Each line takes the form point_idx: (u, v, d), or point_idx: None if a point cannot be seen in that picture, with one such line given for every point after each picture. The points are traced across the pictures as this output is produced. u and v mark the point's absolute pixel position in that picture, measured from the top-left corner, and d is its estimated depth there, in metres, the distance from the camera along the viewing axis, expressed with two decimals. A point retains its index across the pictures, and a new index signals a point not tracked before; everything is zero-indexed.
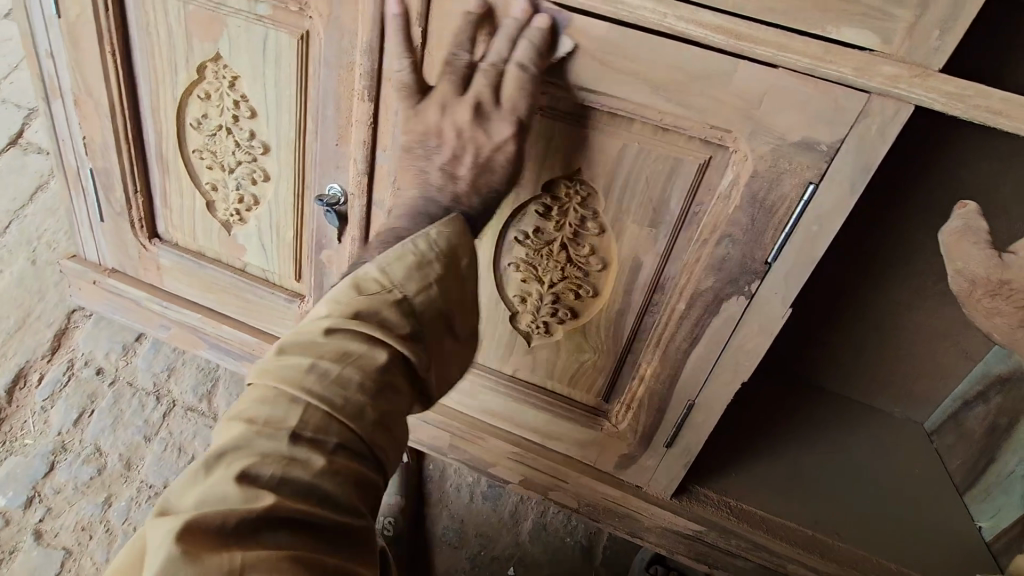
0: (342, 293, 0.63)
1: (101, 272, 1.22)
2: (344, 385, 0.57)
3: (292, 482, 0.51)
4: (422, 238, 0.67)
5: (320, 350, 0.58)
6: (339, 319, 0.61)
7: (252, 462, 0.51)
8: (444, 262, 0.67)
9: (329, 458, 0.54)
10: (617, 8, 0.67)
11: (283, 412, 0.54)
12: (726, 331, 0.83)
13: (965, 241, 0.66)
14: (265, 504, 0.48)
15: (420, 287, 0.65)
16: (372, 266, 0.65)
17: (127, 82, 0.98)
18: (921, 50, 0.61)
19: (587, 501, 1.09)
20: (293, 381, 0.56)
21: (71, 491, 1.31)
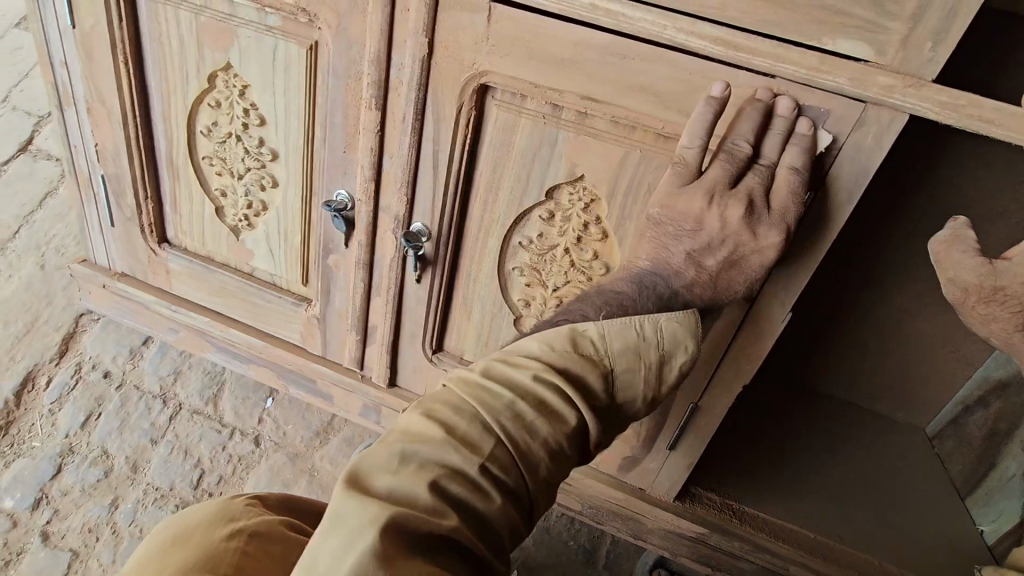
0: (559, 338, 0.62)
1: (110, 276, 1.24)
2: (533, 435, 0.56)
3: (471, 509, 0.51)
4: (650, 322, 0.66)
5: (523, 391, 0.57)
6: (544, 363, 0.60)
7: (444, 472, 0.51)
8: (666, 351, 0.66)
9: (503, 501, 0.53)
10: (619, 20, 0.69)
11: (478, 436, 0.54)
12: (727, 335, 0.85)
13: (954, 250, 0.68)
14: (450, 523, 0.49)
15: (629, 364, 0.64)
16: (594, 325, 0.65)
17: (139, 90, 1.00)
18: (915, 61, 0.63)
19: (590, 503, 1.10)
20: (491, 412, 0.55)
21: (78, 494, 1.32)
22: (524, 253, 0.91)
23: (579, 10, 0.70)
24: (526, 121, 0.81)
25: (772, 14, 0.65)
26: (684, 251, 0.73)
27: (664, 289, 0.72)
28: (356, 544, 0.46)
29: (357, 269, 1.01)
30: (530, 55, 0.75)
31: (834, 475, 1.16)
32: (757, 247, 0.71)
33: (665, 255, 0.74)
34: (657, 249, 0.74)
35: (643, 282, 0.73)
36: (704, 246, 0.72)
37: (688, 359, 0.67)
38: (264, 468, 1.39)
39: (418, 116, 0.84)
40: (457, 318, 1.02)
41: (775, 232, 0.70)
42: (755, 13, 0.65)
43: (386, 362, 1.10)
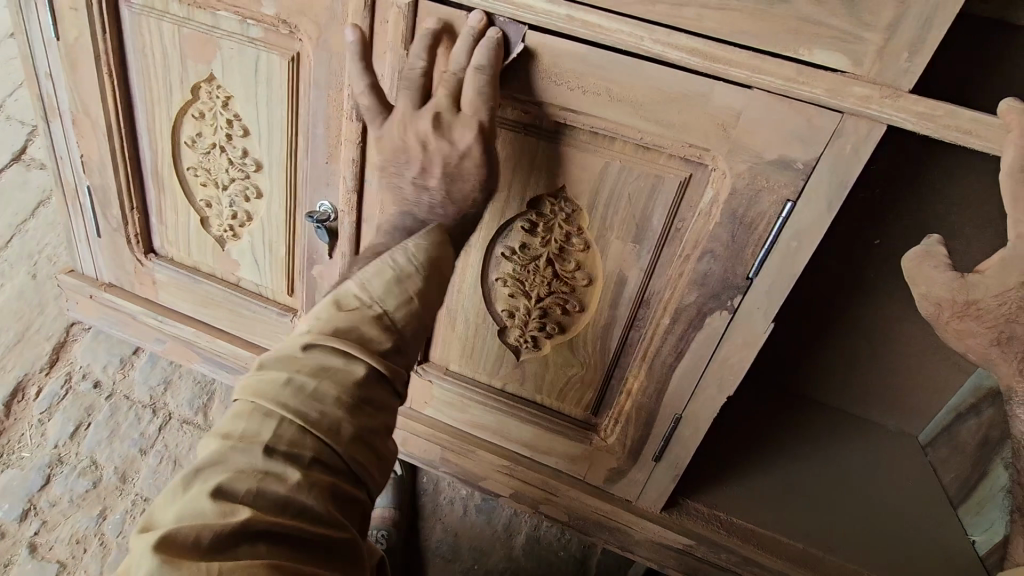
0: (323, 309, 0.69)
1: (98, 286, 1.24)
2: (320, 401, 0.63)
3: (269, 496, 0.56)
4: (400, 251, 0.72)
5: (298, 364, 0.64)
6: (319, 338, 0.66)
7: (227, 477, 0.56)
8: (420, 282, 0.72)
9: (305, 472, 0.58)
10: (596, 31, 0.69)
11: (258, 426, 0.60)
12: (710, 346, 0.84)
13: (926, 265, 0.67)
14: (240, 519, 0.53)
15: (398, 303, 0.71)
16: (353, 282, 0.71)
17: (124, 102, 1.00)
18: (890, 71, 0.62)
19: (577, 514, 1.09)
20: (270, 398, 0.62)
21: (66, 504, 1.31)
22: (508, 264, 0.90)
23: (556, 21, 0.70)
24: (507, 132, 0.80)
25: (748, 25, 0.64)
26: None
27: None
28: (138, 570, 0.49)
29: (342, 280, 1.01)
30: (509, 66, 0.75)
31: (825, 485, 1.15)
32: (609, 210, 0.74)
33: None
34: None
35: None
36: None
37: (445, 267, 0.74)
38: None
39: None
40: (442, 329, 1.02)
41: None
42: (731, 23, 0.65)
43: None
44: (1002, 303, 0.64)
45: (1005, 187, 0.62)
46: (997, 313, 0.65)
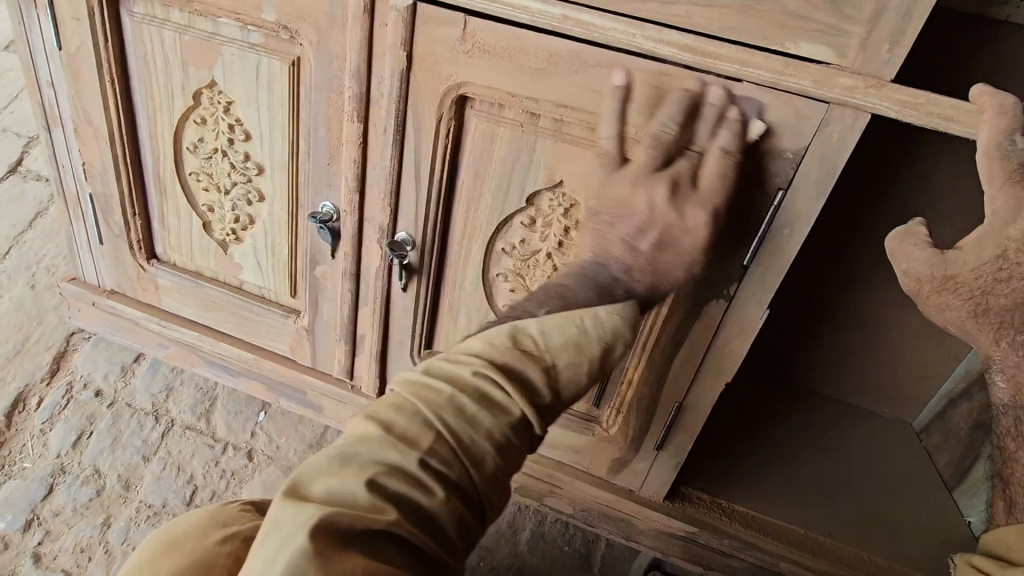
0: (499, 337, 0.62)
1: (100, 294, 1.25)
2: (473, 428, 0.55)
3: (414, 506, 0.51)
4: (592, 316, 0.65)
5: (464, 385, 0.57)
6: (486, 359, 0.60)
7: (382, 470, 0.51)
8: (609, 341, 0.65)
9: (447, 494, 0.52)
10: (590, 29, 0.71)
11: (417, 432, 0.54)
12: (708, 334, 0.86)
13: (907, 243, 0.70)
14: (388, 518, 0.48)
15: (571, 358, 0.62)
16: (535, 321, 0.64)
17: (126, 109, 1.02)
18: (873, 61, 0.65)
19: (582, 505, 1.10)
20: (433, 407, 0.55)
21: (70, 513, 1.32)
22: (508, 259, 0.92)
23: (551, 21, 0.72)
24: (505, 129, 0.82)
25: (735, 21, 0.67)
26: (619, 237, 0.71)
27: (607, 275, 0.71)
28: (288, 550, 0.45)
29: (345, 280, 1.02)
30: (507, 66, 0.77)
31: (823, 472, 1.17)
32: (688, 231, 0.69)
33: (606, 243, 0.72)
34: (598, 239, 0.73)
35: (581, 272, 0.72)
36: (638, 229, 0.69)
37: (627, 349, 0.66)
38: (258, 481, 1.39)
39: (399, 127, 0.86)
40: (444, 327, 1.04)
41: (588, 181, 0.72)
42: (719, 19, 0.67)
43: (374, 370, 1.11)
44: (978, 276, 0.65)
45: (982, 164, 0.64)
46: (973, 285, 0.65)
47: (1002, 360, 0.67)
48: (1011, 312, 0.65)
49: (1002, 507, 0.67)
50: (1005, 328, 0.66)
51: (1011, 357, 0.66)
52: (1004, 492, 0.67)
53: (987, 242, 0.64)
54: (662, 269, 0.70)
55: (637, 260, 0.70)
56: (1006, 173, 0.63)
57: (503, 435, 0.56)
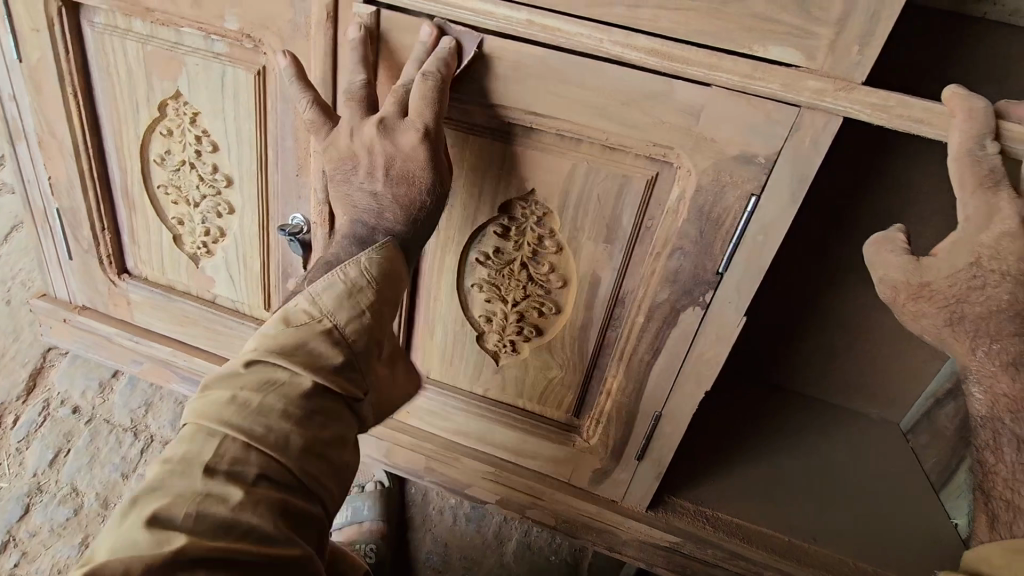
0: (266, 337, 0.66)
1: (71, 309, 1.22)
2: (266, 416, 0.61)
3: (205, 517, 0.55)
4: (356, 266, 0.71)
5: (243, 381, 0.63)
6: (273, 351, 0.65)
7: (163, 505, 0.55)
8: (377, 288, 0.72)
9: (247, 490, 0.58)
10: (556, 35, 0.70)
11: (200, 445, 0.59)
12: (685, 342, 0.85)
13: (883, 249, 0.69)
14: (175, 546, 0.52)
15: (349, 317, 0.69)
16: (303, 296, 0.70)
17: (91, 122, 1.00)
18: (843, 64, 0.64)
19: (564, 517, 1.09)
20: (220, 417, 0.60)
21: (47, 534, 1.29)
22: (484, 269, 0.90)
23: (517, 26, 0.71)
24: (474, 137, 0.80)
25: (703, 24, 0.65)
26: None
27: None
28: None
29: None
30: (473, 74, 0.75)
31: (810, 477, 1.15)
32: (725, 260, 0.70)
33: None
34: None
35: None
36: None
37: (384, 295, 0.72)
38: None
39: None
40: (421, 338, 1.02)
41: None
42: (686, 22, 0.66)
43: None
44: (953, 283, 0.66)
45: (954, 171, 0.63)
46: (947, 294, 0.66)
47: (978, 369, 0.69)
48: (986, 321, 0.66)
49: (985, 521, 0.69)
50: (981, 337, 0.68)
51: (987, 367, 0.69)
52: (987, 504, 0.70)
53: (959, 251, 0.65)
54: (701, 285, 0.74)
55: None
56: (976, 178, 0.62)
57: (315, 405, 0.64)
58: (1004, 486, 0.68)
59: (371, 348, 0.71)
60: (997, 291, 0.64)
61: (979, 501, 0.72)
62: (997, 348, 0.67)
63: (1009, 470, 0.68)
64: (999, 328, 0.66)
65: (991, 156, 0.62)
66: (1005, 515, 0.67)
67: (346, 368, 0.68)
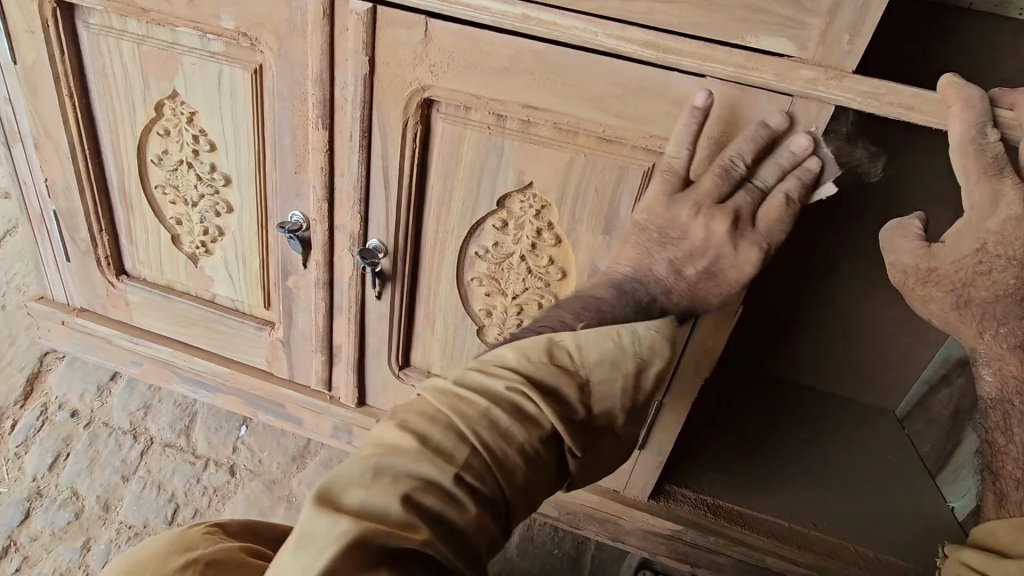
0: (534, 348, 0.59)
1: (69, 312, 1.22)
2: (508, 443, 0.53)
3: (443, 522, 0.48)
4: (642, 326, 0.62)
5: (496, 398, 0.55)
6: (521, 374, 0.57)
7: (415, 484, 0.49)
8: (643, 359, 0.61)
9: (480, 509, 0.50)
10: (552, 29, 0.70)
11: (453, 445, 0.51)
12: (684, 331, 0.86)
13: (896, 236, 0.71)
14: (422, 536, 0.46)
15: (604, 376, 0.59)
16: (571, 333, 0.61)
17: (87, 123, 1.00)
18: (835, 53, 0.65)
19: (567, 508, 1.10)
20: (466, 421, 0.53)
21: (48, 538, 1.28)
22: (483, 263, 0.91)
23: (512, 21, 0.71)
24: (472, 132, 0.81)
25: (696, 16, 0.67)
26: (666, 259, 0.73)
27: (645, 294, 0.72)
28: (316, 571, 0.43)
29: (317, 290, 1.00)
30: (470, 69, 0.76)
31: (808, 464, 1.17)
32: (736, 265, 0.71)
33: (646, 261, 0.74)
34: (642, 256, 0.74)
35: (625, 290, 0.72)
36: (686, 255, 0.72)
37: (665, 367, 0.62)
38: (240, 496, 1.37)
39: (365, 132, 0.84)
40: (421, 333, 1.02)
41: None
42: (680, 15, 0.67)
43: (352, 380, 1.09)
44: (960, 268, 0.67)
45: (957, 159, 0.64)
46: (954, 278, 0.68)
47: (987, 353, 0.70)
48: (992, 305, 0.68)
49: (992, 500, 0.68)
50: (987, 320, 0.69)
51: (995, 349, 0.69)
52: (992, 484, 0.69)
53: (965, 236, 0.66)
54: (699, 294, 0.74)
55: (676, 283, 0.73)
56: (982, 167, 0.63)
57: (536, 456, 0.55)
58: (1013, 465, 0.67)
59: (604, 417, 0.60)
60: (1003, 275, 0.65)
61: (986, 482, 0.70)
62: (1004, 331, 0.68)
63: (1019, 450, 0.67)
64: (1005, 311, 0.68)
65: (993, 144, 0.63)
66: (1013, 492, 0.66)
67: (579, 426, 0.58)
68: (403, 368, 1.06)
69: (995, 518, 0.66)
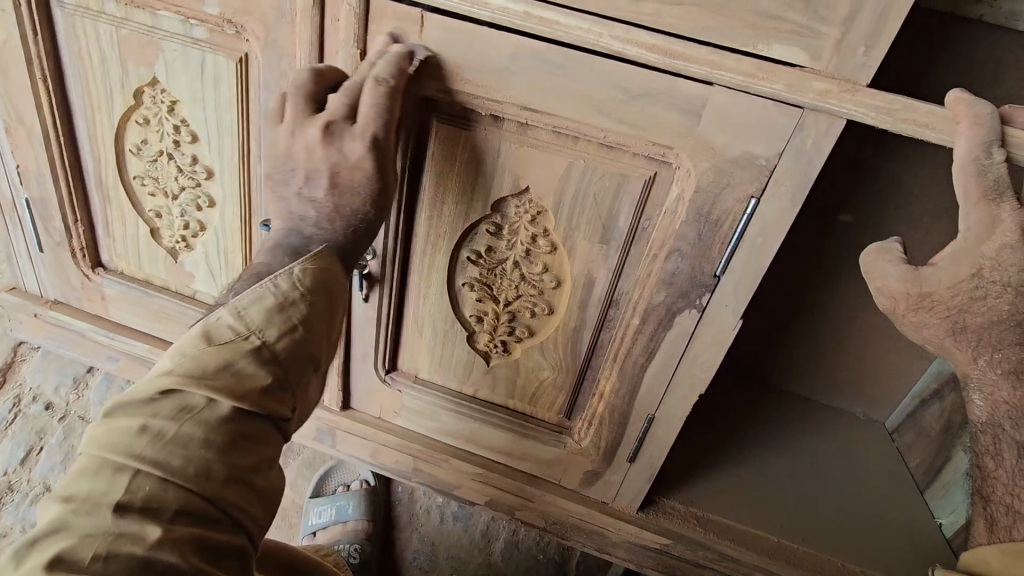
0: (192, 344, 0.61)
1: (43, 304, 1.17)
2: (222, 430, 0.57)
3: (121, 557, 0.49)
4: (284, 275, 0.66)
5: (155, 406, 0.57)
6: (177, 374, 0.58)
7: (116, 520, 0.51)
8: (305, 315, 0.66)
9: (167, 528, 0.52)
10: (554, 28, 0.67)
11: (104, 486, 0.53)
12: (680, 345, 0.84)
13: (881, 259, 0.69)
14: (129, 563, 0.49)
15: (281, 332, 0.64)
16: (227, 307, 0.64)
17: (62, 109, 0.95)
18: (848, 65, 0.62)
19: (554, 518, 1.06)
20: (161, 436, 0.55)
21: (17, 535, 1.24)
22: (473, 268, 0.88)
23: (513, 18, 0.68)
24: (467, 132, 0.78)
25: (705, 20, 0.63)
26: None
27: None
28: None
29: None
30: (467, 66, 0.73)
31: (799, 475, 1.16)
32: None
33: None
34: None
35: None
36: None
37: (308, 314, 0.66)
38: None
39: None
40: (409, 336, 0.98)
41: None
42: (689, 19, 0.64)
43: (338, 384, 1.06)
44: (955, 294, 0.65)
45: (958, 178, 0.62)
46: (950, 304, 0.66)
47: (978, 378, 0.70)
48: (987, 331, 0.66)
49: (982, 526, 0.69)
50: (982, 346, 0.67)
51: (987, 375, 0.68)
52: (984, 509, 0.70)
53: (960, 262, 0.64)
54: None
55: None
56: (982, 191, 0.61)
57: (242, 429, 0.59)
58: (1004, 492, 0.68)
59: (304, 368, 0.65)
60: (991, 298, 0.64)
61: (976, 505, 0.71)
62: (998, 356, 0.67)
63: (1007, 476, 0.68)
64: (1000, 337, 0.66)
65: (997, 165, 0.61)
66: (1004, 520, 0.67)
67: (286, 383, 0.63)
68: (389, 372, 1.02)
69: (985, 545, 0.67)
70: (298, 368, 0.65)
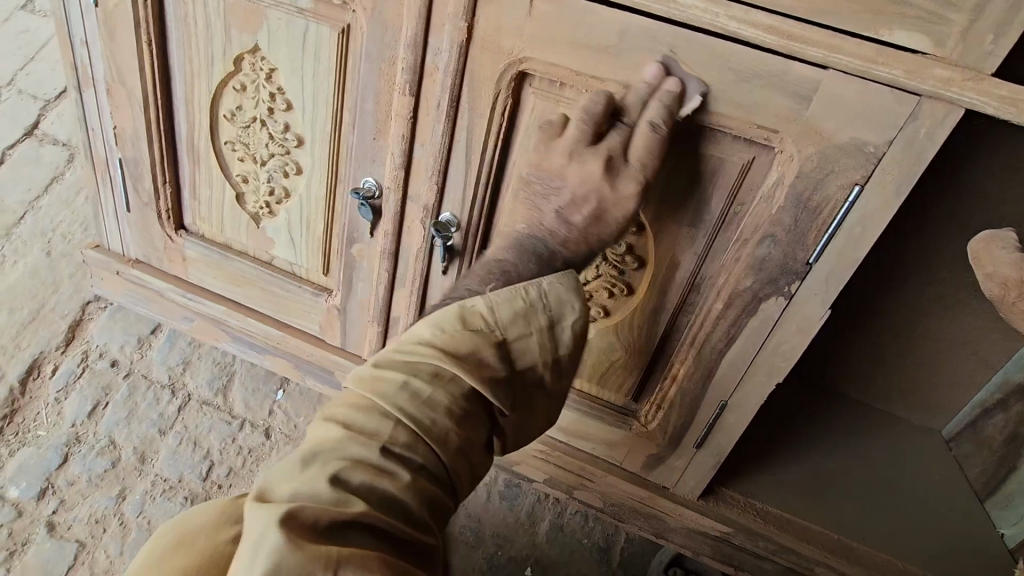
0: (449, 319, 0.64)
1: (124, 262, 1.22)
2: (434, 409, 0.58)
3: (380, 492, 0.53)
4: (535, 286, 0.68)
5: (417, 369, 0.60)
6: (439, 347, 0.62)
7: (344, 465, 0.53)
8: (555, 313, 0.67)
9: (412, 476, 0.55)
10: (668, 7, 0.67)
11: (376, 424, 0.56)
12: (762, 332, 0.84)
13: (993, 247, 0.72)
14: (355, 510, 0.50)
15: (522, 332, 0.65)
16: (482, 299, 0.66)
17: (162, 73, 0.98)
18: (973, 54, 0.61)
19: (612, 500, 1.09)
20: (387, 397, 0.58)
21: (85, 484, 1.30)
22: None
23: None
24: (565, 110, 0.79)
25: (827, 3, 0.63)
26: (553, 210, 0.77)
27: (543, 247, 0.76)
28: (267, 546, 0.45)
29: (382, 260, 0.99)
30: (573, 44, 0.73)
31: (858, 476, 1.15)
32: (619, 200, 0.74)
33: (537, 215, 0.78)
34: (531, 211, 0.78)
35: (523, 246, 0.76)
36: (570, 202, 0.76)
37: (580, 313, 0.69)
38: (275, 459, 1.37)
39: (453, 102, 0.82)
40: None
41: (633, 185, 0.73)
42: (809, 2, 0.64)
43: None
44: None
45: None
46: None
47: None
48: None
49: None
50: None
51: None
52: None
53: None
54: (591, 235, 0.76)
55: (570, 231, 0.76)
56: None
57: (472, 411, 0.61)
58: None
59: (530, 372, 0.66)
60: None
61: None
62: None
63: None
64: None
65: None
66: None
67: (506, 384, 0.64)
68: None
69: None
70: (528, 375, 0.66)
